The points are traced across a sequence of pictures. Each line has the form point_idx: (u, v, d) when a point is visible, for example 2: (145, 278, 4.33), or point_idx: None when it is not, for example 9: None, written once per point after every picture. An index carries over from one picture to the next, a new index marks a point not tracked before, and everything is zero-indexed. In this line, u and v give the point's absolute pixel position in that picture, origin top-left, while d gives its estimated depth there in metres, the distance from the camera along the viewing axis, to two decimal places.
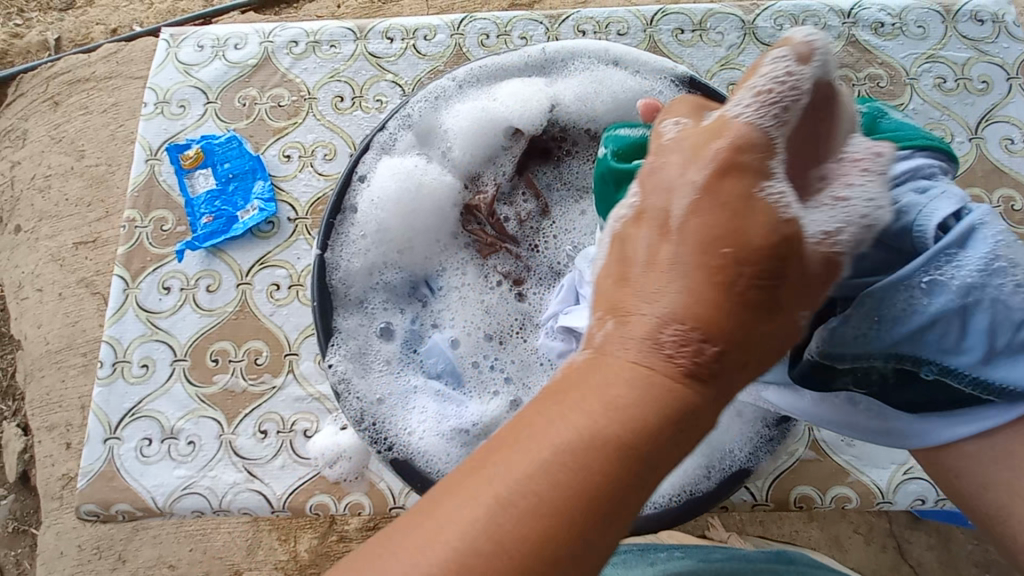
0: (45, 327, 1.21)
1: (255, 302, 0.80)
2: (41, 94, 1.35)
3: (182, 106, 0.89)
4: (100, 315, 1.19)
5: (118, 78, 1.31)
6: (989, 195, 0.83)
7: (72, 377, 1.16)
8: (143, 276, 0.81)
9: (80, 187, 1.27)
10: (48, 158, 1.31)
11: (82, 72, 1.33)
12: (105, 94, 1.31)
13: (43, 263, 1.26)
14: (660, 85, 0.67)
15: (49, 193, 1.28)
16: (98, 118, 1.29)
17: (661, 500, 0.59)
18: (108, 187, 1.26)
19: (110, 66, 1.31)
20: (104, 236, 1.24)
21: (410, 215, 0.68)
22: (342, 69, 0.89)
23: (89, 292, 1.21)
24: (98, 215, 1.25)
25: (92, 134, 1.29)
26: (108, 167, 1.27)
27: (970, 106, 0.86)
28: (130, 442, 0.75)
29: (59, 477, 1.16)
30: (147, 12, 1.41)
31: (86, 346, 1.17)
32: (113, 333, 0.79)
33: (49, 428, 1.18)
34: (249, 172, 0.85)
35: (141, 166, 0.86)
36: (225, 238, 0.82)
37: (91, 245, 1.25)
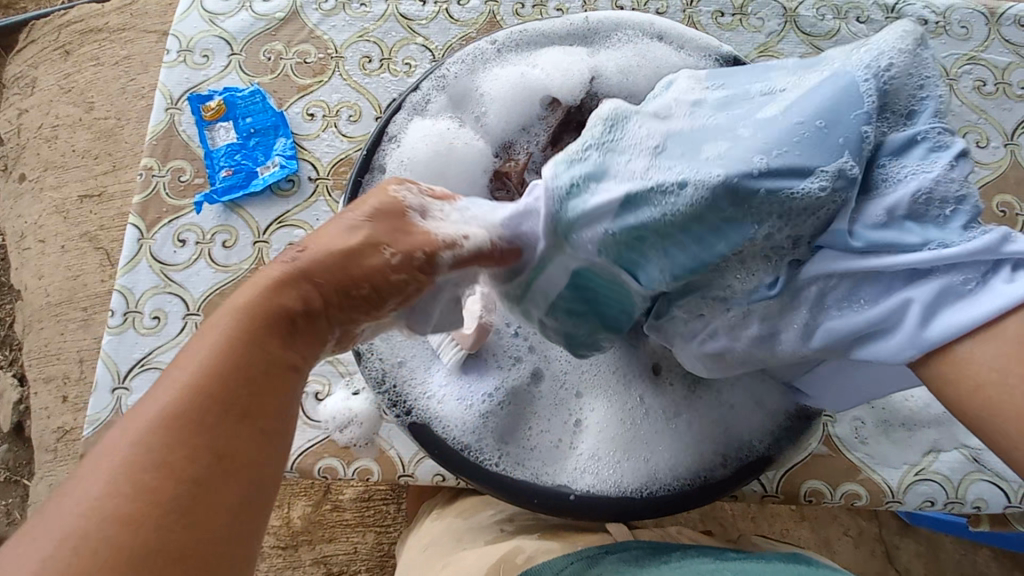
0: (47, 279, 1.20)
1: (272, 261, 0.79)
2: (53, 42, 1.31)
3: (205, 56, 0.86)
4: (103, 271, 1.18)
5: (133, 30, 1.27)
6: (1021, 203, 0.82)
7: (72, 331, 1.15)
8: (159, 226, 0.80)
9: (88, 139, 1.25)
10: (57, 108, 1.28)
11: (96, 22, 1.29)
12: (119, 45, 1.27)
13: (48, 214, 1.24)
14: (703, 64, 0.66)
15: (56, 144, 1.26)
16: (111, 70, 1.26)
17: (671, 482, 0.58)
18: (118, 141, 1.24)
19: (126, 18, 1.28)
20: (110, 191, 1.22)
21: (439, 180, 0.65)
22: (371, 29, 0.87)
23: (92, 246, 1.20)
24: (105, 169, 1.23)
25: (103, 87, 1.26)
26: (118, 121, 1.25)
27: (1008, 111, 0.85)
28: (138, 394, 0.74)
29: (54, 430, 1.15)
30: None
31: (87, 301, 1.16)
32: (125, 282, 0.78)
33: (46, 380, 1.16)
34: (272, 127, 0.83)
35: (160, 114, 0.84)
36: (244, 193, 0.80)
37: (96, 198, 1.22)
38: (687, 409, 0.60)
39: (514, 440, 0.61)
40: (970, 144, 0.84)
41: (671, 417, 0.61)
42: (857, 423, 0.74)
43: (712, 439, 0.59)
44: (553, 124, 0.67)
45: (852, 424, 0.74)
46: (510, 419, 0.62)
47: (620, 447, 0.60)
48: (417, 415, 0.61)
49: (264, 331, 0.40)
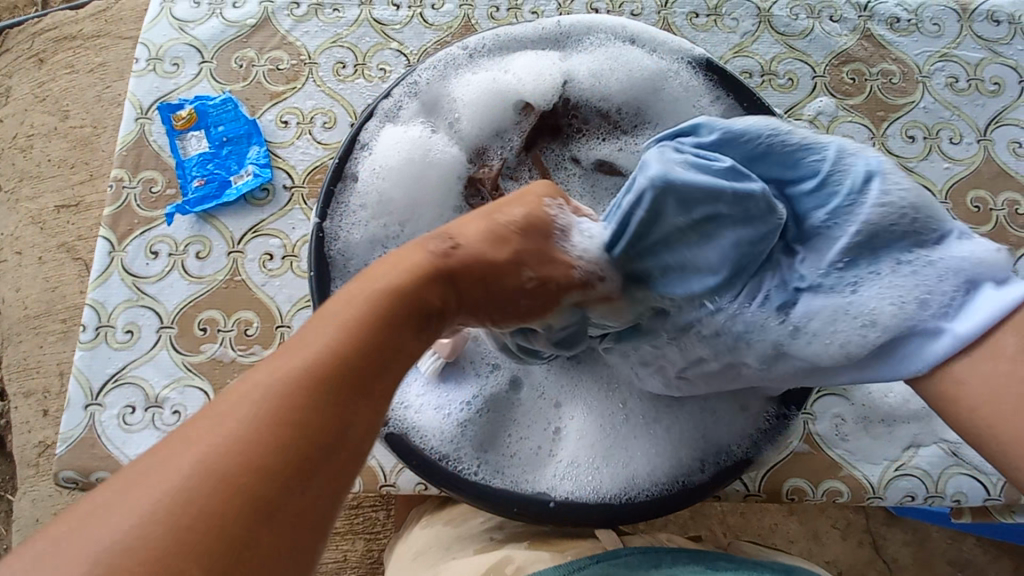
0: (24, 292, 1.17)
1: (248, 271, 0.78)
2: (26, 51, 1.29)
3: (175, 64, 0.85)
4: (82, 282, 1.15)
5: (107, 38, 1.25)
6: (994, 198, 0.83)
7: (52, 343, 1.13)
8: (130, 239, 0.78)
9: (64, 149, 1.23)
10: (31, 118, 1.25)
11: (70, 30, 1.27)
12: (93, 53, 1.25)
13: (24, 225, 1.21)
14: (675, 66, 0.66)
15: (31, 154, 1.23)
16: (86, 78, 1.24)
17: (649, 487, 0.58)
18: (94, 150, 1.22)
19: (100, 25, 1.26)
20: (88, 201, 1.20)
21: (412, 185, 0.66)
22: (345, 34, 0.86)
23: (70, 257, 1.17)
24: (82, 178, 1.21)
25: (78, 95, 1.24)
26: (94, 129, 1.22)
27: (980, 107, 0.86)
28: (113, 410, 0.73)
29: (36, 444, 1.13)
30: None
31: (67, 313, 1.14)
32: (97, 296, 0.76)
33: (27, 394, 1.14)
34: (245, 136, 0.82)
35: (130, 124, 0.83)
36: (217, 203, 0.79)
37: (73, 208, 1.20)
38: (664, 414, 0.61)
39: (493, 448, 0.61)
40: (943, 141, 0.84)
41: (649, 422, 0.61)
42: (837, 421, 0.75)
43: (689, 442, 0.59)
44: (527, 128, 0.68)
45: (832, 421, 0.74)
46: (488, 427, 0.62)
47: (600, 454, 0.60)
48: (394, 425, 0.59)
49: (393, 311, 0.38)
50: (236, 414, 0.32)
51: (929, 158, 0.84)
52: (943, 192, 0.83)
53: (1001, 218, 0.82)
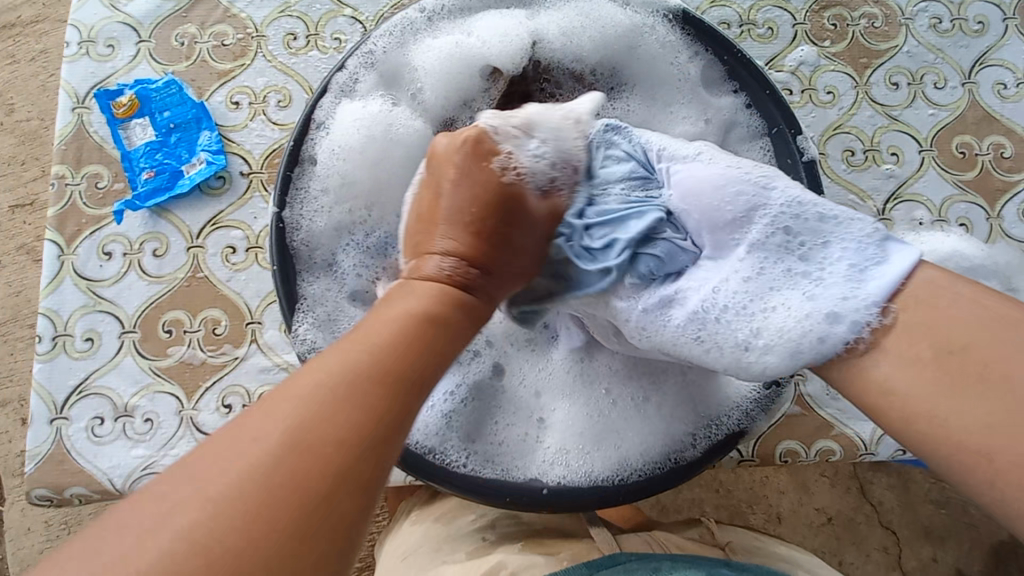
0: None
1: (210, 267, 0.73)
2: None
3: (110, 46, 0.78)
4: None
5: (44, 21, 1.16)
6: (979, 143, 0.81)
7: (22, 351, 1.08)
8: (80, 240, 0.73)
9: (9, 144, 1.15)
10: None
11: None
12: (28, 38, 1.16)
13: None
14: (651, 22, 0.62)
15: None
16: (23, 66, 1.15)
17: (642, 466, 0.57)
18: (45, 145, 1.13)
19: (32, 7, 1.17)
20: (42, 200, 1.13)
21: (377, 166, 0.61)
22: (294, 3, 0.80)
23: (31, 259, 1.11)
24: (34, 175, 1.13)
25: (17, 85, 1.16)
26: (41, 121, 1.14)
27: (965, 49, 0.83)
28: (80, 423, 0.69)
29: (18, 454, 1.09)
30: None
31: (33, 317, 1.09)
32: (50, 305, 0.72)
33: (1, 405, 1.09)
34: (194, 121, 0.76)
35: (67, 115, 0.76)
36: (170, 195, 0.74)
37: (25, 207, 1.13)
38: (652, 390, 0.59)
39: (480, 438, 0.59)
40: (928, 86, 0.82)
41: (641, 402, 0.59)
42: None
43: (681, 418, 0.58)
44: (496, 96, 0.63)
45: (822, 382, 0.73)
46: (474, 417, 0.60)
47: (590, 438, 0.58)
48: None
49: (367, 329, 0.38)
50: (265, 430, 0.31)
51: (913, 105, 0.81)
52: (928, 139, 0.80)
53: (986, 164, 0.80)
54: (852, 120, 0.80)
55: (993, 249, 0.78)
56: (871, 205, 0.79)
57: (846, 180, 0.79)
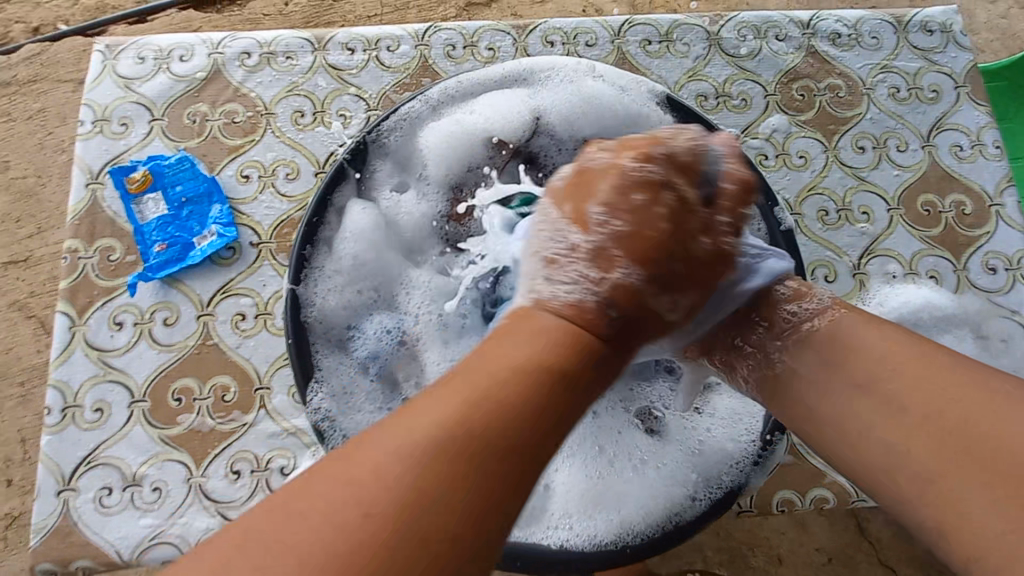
0: None
1: (220, 334, 0.76)
2: None
3: (124, 124, 0.82)
4: (39, 342, 1.10)
5: (45, 82, 1.21)
6: (942, 200, 0.86)
7: (9, 410, 1.07)
8: (91, 311, 0.75)
9: (7, 203, 1.16)
10: None
11: (4, 77, 1.23)
12: (31, 100, 1.21)
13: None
14: (648, 108, 0.66)
15: None
16: (24, 126, 1.19)
17: (646, 530, 0.56)
18: (39, 201, 1.16)
19: (35, 70, 1.22)
20: (37, 256, 1.14)
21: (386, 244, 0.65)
22: (300, 82, 0.85)
23: (23, 316, 1.12)
24: (31, 232, 1.15)
25: (19, 145, 1.18)
26: (38, 178, 1.17)
27: (922, 115, 0.90)
28: (88, 493, 0.70)
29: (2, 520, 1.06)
30: (75, 9, 1.31)
31: (24, 375, 1.08)
32: (60, 376, 0.73)
33: None
34: (205, 194, 0.80)
35: (81, 191, 0.79)
36: (182, 267, 0.77)
37: (22, 264, 1.14)
38: (651, 453, 0.60)
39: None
40: (891, 149, 0.88)
41: (640, 464, 0.60)
42: None
43: (681, 478, 0.58)
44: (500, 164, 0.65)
45: None
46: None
47: (594, 498, 0.58)
48: None
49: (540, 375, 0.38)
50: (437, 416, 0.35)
51: (880, 166, 0.87)
52: (894, 199, 0.86)
53: (949, 219, 0.85)
54: (824, 181, 0.86)
55: (962, 300, 0.82)
56: (847, 260, 0.83)
57: (822, 238, 0.84)
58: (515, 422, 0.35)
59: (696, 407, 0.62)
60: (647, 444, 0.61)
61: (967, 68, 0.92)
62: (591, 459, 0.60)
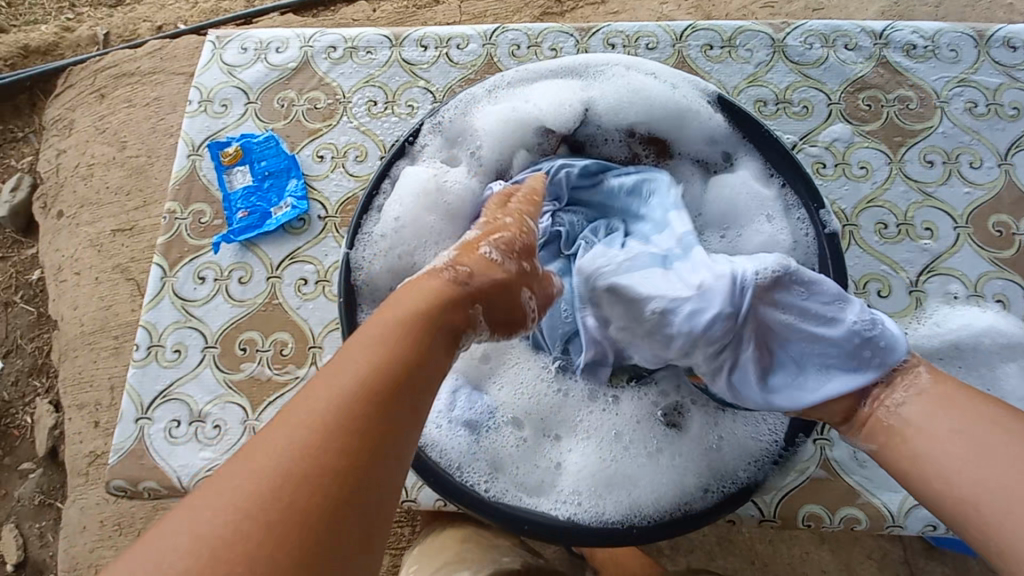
0: (82, 309, 1.26)
1: (284, 295, 0.84)
2: (89, 86, 1.42)
3: (224, 105, 0.93)
4: (133, 300, 1.24)
5: (161, 73, 1.37)
6: (1017, 223, 0.81)
7: (104, 359, 1.22)
8: (180, 265, 0.85)
9: (121, 176, 1.33)
10: (93, 147, 1.37)
11: (127, 66, 1.40)
12: (149, 88, 1.37)
13: (83, 248, 1.31)
14: (698, 105, 0.68)
15: (93, 181, 1.34)
16: (141, 110, 1.35)
17: (654, 513, 0.58)
18: (148, 177, 1.32)
19: (155, 61, 1.38)
20: (141, 225, 1.30)
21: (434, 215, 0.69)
22: (376, 74, 0.93)
23: (124, 277, 1.27)
24: (137, 204, 1.31)
25: (135, 126, 1.35)
26: (149, 158, 1.33)
27: (1002, 132, 0.85)
28: (161, 423, 0.79)
29: (87, 454, 1.19)
30: (192, 11, 1.48)
31: (119, 329, 1.23)
32: (149, 318, 0.83)
33: (80, 406, 1.21)
34: (284, 170, 0.89)
35: (183, 161, 0.90)
36: (258, 232, 0.86)
37: (128, 231, 1.30)
38: (665, 443, 0.62)
39: (507, 468, 0.61)
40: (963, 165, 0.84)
41: (654, 451, 0.61)
42: (855, 447, 0.74)
43: (692, 469, 0.60)
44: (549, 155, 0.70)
45: (850, 448, 0.74)
46: (505, 450, 0.62)
47: (605, 477, 0.60)
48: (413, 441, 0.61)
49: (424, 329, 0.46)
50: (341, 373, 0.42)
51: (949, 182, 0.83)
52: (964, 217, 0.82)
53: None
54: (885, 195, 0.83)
55: None
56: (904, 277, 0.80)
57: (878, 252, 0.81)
58: (391, 358, 0.43)
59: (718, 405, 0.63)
60: (664, 435, 0.62)
61: None
62: (606, 441, 0.62)
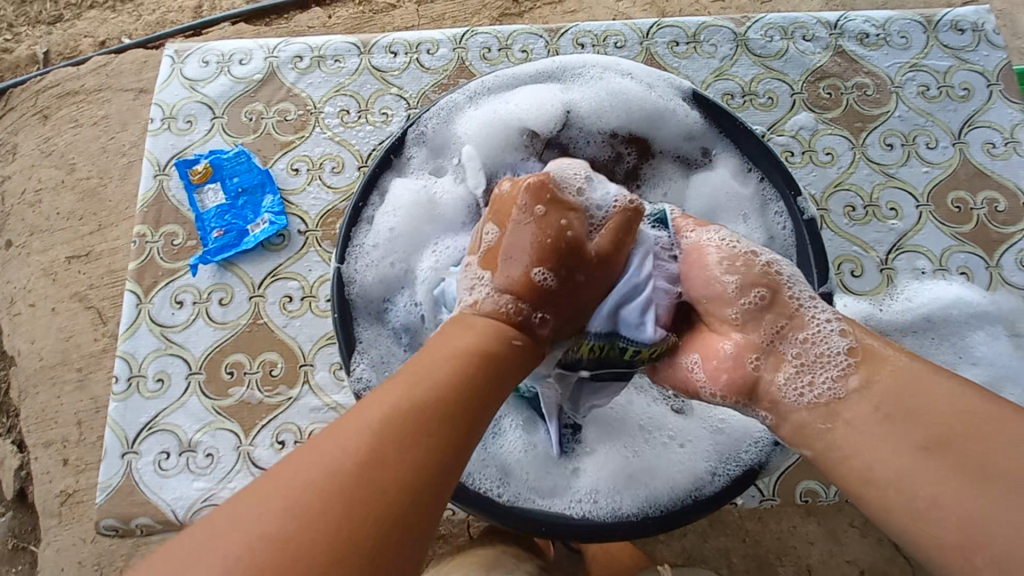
0: (39, 343, 1.20)
1: (269, 314, 0.81)
2: (29, 108, 1.35)
3: (188, 122, 0.90)
4: (94, 330, 1.18)
5: (107, 90, 1.32)
6: (973, 197, 0.86)
7: (68, 393, 1.15)
8: (156, 290, 0.82)
9: (72, 201, 1.27)
10: (38, 172, 1.30)
11: (70, 85, 1.34)
12: (95, 106, 1.31)
13: (35, 278, 1.24)
14: (674, 103, 0.69)
15: (40, 208, 1.27)
16: (89, 130, 1.29)
17: (666, 502, 0.58)
18: (100, 200, 1.25)
19: (100, 79, 1.33)
20: (97, 250, 1.23)
21: (423, 224, 0.69)
22: (347, 83, 0.91)
23: (82, 306, 1.20)
24: (91, 229, 1.24)
25: (82, 148, 1.29)
26: (99, 180, 1.26)
27: (953, 112, 0.90)
28: (148, 457, 0.76)
29: (58, 494, 1.11)
30: (135, 24, 1.42)
31: (81, 362, 1.16)
32: (127, 348, 0.80)
33: (45, 445, 1.14)
34: (259, 186, 0.86)
35: (150, 182, 0.87)
36: (236, 251, 0.83)
37: (82, 258, 1.23)
38: (672, 433, 0.64)
39: (518, 473, 0.62)
40: (920, 146, 0.89)
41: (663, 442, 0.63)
42: None
43: (701, 455, 0.61)
44: (535, 155, 0.69)
45: None
46: (515, 455, 0.63)
47: (618, 471, 0.61)
48: None
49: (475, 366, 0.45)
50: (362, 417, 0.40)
51: (908, 163, 0.88)
52: (924, 196, 0.86)
53: (980, 216, 0.85)
54: (851, 178, 0.87)
55: (995, 297, 0.82)
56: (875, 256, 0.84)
57: (848, 233, 0.85)
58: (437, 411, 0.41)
59: None
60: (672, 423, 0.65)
61: (1001, 66, 0.92)
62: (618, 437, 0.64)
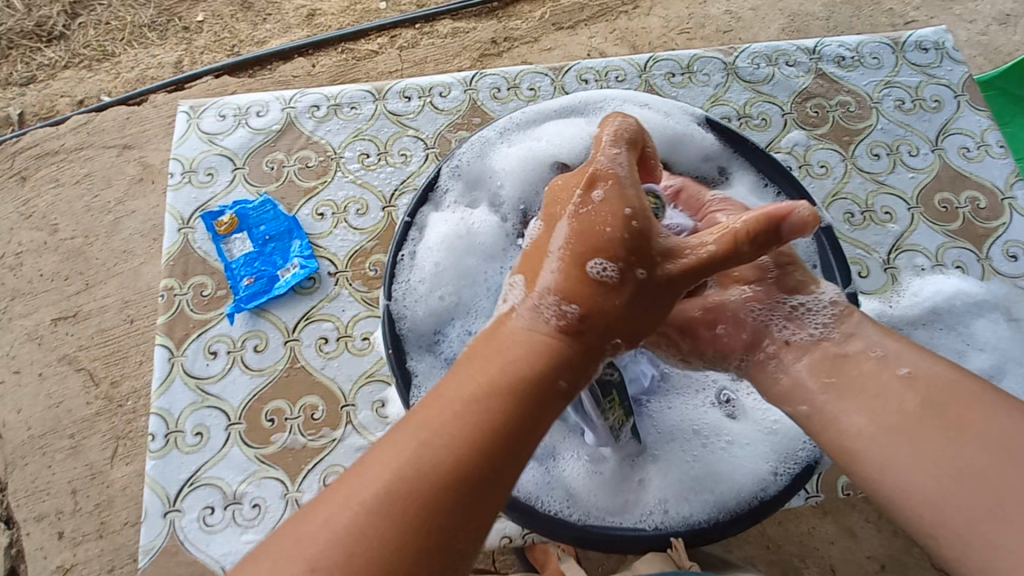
0: (27, 412, 1.14)
1: (305, 357, 0.82)
2: (6, 170, 1.32)
3: (210, 174, 0.91)
4: (86, 393, 1.13)
5: (90, 148, 1.32)
6: (957, 197, 0.94)
7: (60, 462, 1.09)
8: (188, 342, 0.82)
9: (55, 262, 1.24)
10: (18, 235, 1.27)
11: (50, 146, 1.33)
12: (77, 165, 1.31)
13: (19, 343, 1.19)
14: (692, 128, 0.74)
15: (21, 271, 1.24)
16: (71, 190, 1.28)
17: (734, 505, 0.61)
18: (86, 259, 1.23)
19: (81, 138, 1.33)
20: (86, 310, 1.19)
21: (463, 255, 0.71)
22: (365, 128, 0.94)
23: (72, 368, 1.15)
24: (77, 288, 1.21)
25: (65, 208, 1.27)
26: (84, 239, 1.25)
27: (928, 122, 0.98)
28: (192, 513, 0.74)
29: (53, 571, 1.04)
30: (114, 82, 1.43)
31: (74, 427, 1.11)
32: (162, 404, 0.79)
33: (36, 519, 1.07)
34: (287, 232, 0.88)
35: (174, 235, 0.87)
36: (269, 297, 0.84)
37: (70, 319, 1.19)
38: (728, 437, 0.66)
39: (587, 492, 0.63)
40: (904, 154, 0.96)
41: (721, 446, 0.65)
42: None
43: (760, 456, 0.64)
44: None
45: None
46: (581, 476, 0.64)
47: (683, 479, 0.63)
48: None
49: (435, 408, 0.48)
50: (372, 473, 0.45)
51: (895, 170, 0.95)
52: (914, 198, 0.93)
53: (966, 213, 0.93)
54: (846, 187, 0.94)
55: (989, 286, 0.88)
56: (878, 257, 0.90)
57: (851, 238, 0.91)
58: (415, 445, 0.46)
59: (764, 392, 0.69)
60: (726, 427, 0.67)
61: (964, 78, 1.01)
62: (677, 443, 0.66)
